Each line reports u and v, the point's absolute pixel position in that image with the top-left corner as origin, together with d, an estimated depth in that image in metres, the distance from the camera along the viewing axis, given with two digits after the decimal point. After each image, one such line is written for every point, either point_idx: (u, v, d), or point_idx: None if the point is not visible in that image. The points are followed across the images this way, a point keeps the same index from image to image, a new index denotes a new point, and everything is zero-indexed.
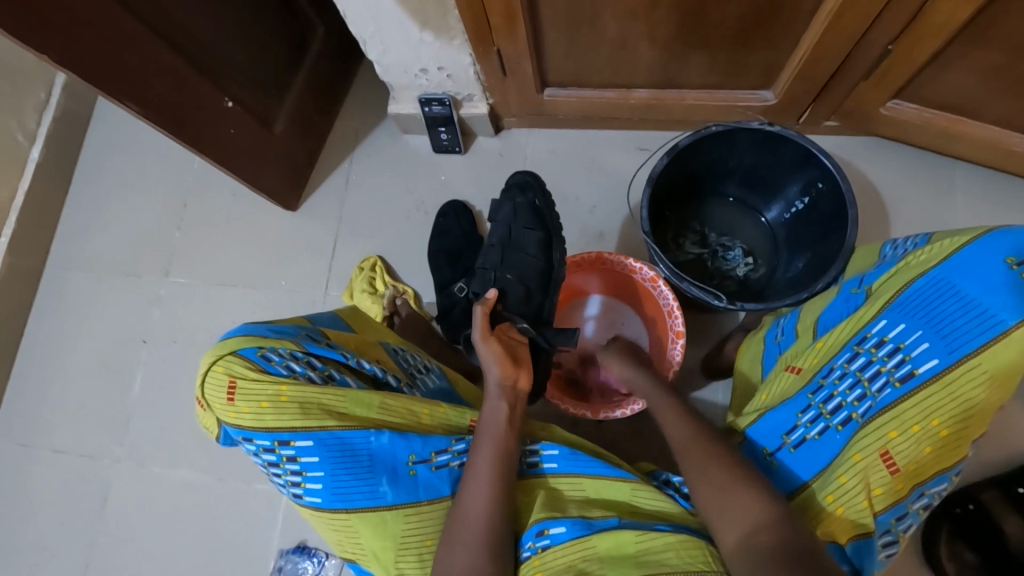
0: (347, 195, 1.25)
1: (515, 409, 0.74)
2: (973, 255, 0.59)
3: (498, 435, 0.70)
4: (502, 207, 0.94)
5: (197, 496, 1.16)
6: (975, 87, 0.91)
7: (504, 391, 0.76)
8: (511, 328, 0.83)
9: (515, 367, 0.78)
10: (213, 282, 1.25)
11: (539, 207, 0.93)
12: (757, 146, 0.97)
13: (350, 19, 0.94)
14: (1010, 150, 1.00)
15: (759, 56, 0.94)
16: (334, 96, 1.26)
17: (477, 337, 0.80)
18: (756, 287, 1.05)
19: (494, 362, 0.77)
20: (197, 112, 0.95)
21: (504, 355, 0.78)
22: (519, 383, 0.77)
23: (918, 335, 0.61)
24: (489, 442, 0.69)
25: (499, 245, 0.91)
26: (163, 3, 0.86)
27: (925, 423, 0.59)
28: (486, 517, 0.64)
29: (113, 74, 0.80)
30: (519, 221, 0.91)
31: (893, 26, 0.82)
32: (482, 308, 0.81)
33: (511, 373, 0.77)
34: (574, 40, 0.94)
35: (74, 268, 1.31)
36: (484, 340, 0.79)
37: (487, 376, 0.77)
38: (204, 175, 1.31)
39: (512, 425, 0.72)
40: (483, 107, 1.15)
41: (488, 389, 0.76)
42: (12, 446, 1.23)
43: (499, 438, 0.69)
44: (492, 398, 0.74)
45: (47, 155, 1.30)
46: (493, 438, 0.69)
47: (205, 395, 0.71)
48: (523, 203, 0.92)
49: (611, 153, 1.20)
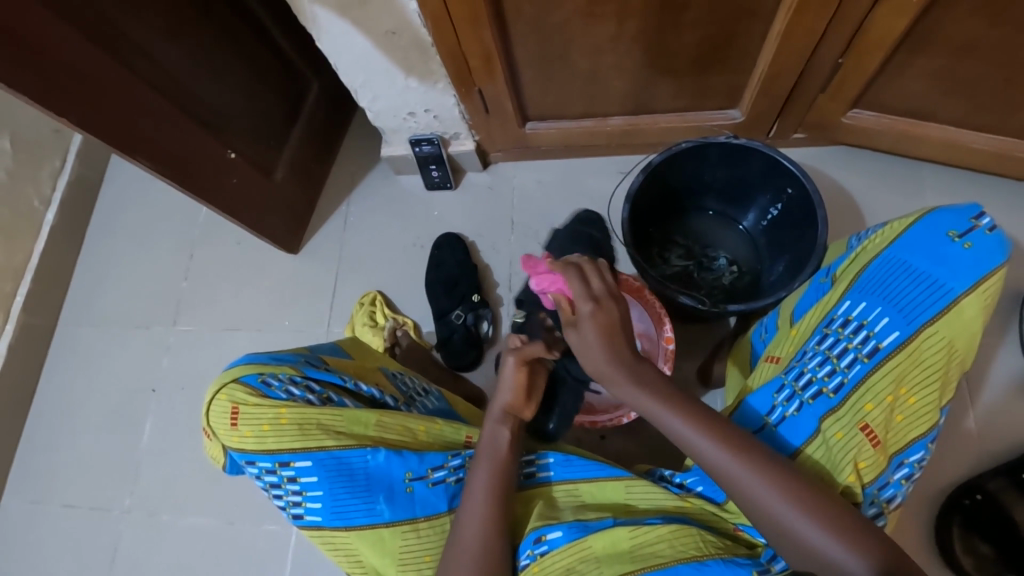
0: (346, 236, 1.31)
1: (517, 437, 0.74)
2: (921, 234, 0.67)
3: (498, 457, 0.70)
4: (562, 235, 1.13)
5: (207, 541, 1.16)
6: (925, 92, 0.97)
7: (507, 417, 0.74)
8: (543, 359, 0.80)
9: (527, 401, 0.76)
10: (220, 328, 1.30)
11: (596, 237, 1.10)
12: (726, 159, 1.03)
13: (342, 71, 1.02)
14: (969, 148, 1.05)
15: (721, 79, 1.01)
16: (330, 144, 1.34)
17: (511, 358, 0.76)
18: (742, 293, 1.08)
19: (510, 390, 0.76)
20: (203, 164, 1.01)
21: (523, 387, 0.76)
22: (524, 414, 0.76)
23: (878, 311, 0.67)
24: (487, 464, 0.69)
25: (554, 263, 1.08)
26: (171, 68, 0.95)
27: (895, 391, 0.64)
28: (483, 533, 0.65)
29: (124, 133, 0.87)
30: (575, 246, 1.09)
31: (839, 41, 0.89)
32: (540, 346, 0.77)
33: (520, 406, 0.75)
34: (548, 76, 1.01)
35: (86, 324, 1.35)
36: (515, 365, 0.76)
37: (495, 398, 0.76)
38: (209, 227, 1.38)
39: (512, 455, 0.71)
40: (469, 143, 1.22)
41: (491, 412, 0.75)
42: (23, 503, 1.24)
43: (497, 463, 0.70)
44: (493, 424, 0.73)
45: (60, 217, 1.37)
46: (491, 462, 0.70)
47: (209, 423, 0.73)
48: (581, 233, 1.11)
49: (594, 179, 1.26)
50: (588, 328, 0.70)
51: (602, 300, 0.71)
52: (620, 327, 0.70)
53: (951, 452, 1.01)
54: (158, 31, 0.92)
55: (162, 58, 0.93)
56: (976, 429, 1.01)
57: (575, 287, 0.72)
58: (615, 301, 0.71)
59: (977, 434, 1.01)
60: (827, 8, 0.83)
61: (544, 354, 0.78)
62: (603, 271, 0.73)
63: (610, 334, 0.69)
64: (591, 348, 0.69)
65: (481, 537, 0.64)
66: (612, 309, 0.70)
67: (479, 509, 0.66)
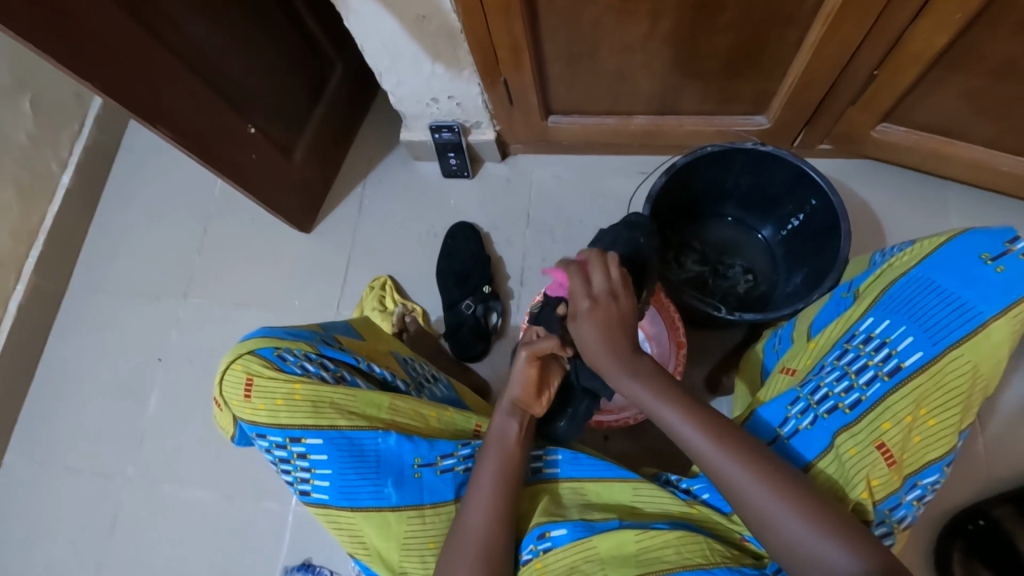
0: (360, 219, 1.30)
1: (524, 432, 0.73)
2: (951, 255, 0.66)
3: (506, 448, 0.69)
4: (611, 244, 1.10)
5: (205, 514, 1.17)
6: (958, 111, 0.95)
7: (515, 410, 0.73)
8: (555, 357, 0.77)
9: (537, 396, 0.75)
10: (229, 303, 1.30)
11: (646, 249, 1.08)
12: (751, 166, 1.02)
13: (368, 53, 1.01)
14: (999, 170, 1.03)
15: (751, 84, 0.99)
16: (350, 126, 1.33)
17: (522, 352, 0.74)
18: (756, 302, 1.07)
19: (520, 382, 0.74)
20: (223, 139, 1.01)
21: (533, 381, 0.74)
22: (534, 410, 0.75)
23: (902, 330, 0.66)
24: (494, 454, 0.69)
25: None
26: (196, 39, 0.94)
27: (914, 412, 0.63)
28: (488, 525, 0.65)
29: (148, 103, 0.87)
30: None
31: (874, 54, 0.88)
32: (548, 343, 0.73)
33: (530, 400, 0.74)
34: (575, 71, 1.00)
35: (97, 291, 1.36)
36: (526, 359, 0.74)
37: (506, 389, 0.75)
38: (224, 201, 1.37)
39: (521, 445, 0.71)
40: (490, 133, 1.21)
41: (501, 402, 0.74)
42: (26, 464, 1.25)
43: (507, 454, 0.69)
44: (503, 414, 0.73)
45: (76, 182, 1.36)
46: (500, 451, 0.69)
47: (221, 393, 0.73)
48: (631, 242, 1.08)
49: (613, 177, 1.25)
50: (586, 324, 0.69)
51: (601, 298, 0.69)
52: (619, 326, 0.68)
53: (956, 475, 1.00)
54: (186, 1, 0.91)
55: (189, 30, 0.92)
56: (983, 455, 1.01)
57: (575, 280, 0.70)
58: (617, 299, 0.69)
59: (984, 458, 1.01)
60: (867, 18, 0.81)
61: (557, 349, 0.74)
62: (607, 267, 0.70)
63: (609, 332, 0.68)
64: (589, 343, 0.69)
65: (484, 527, 0.65)
66: (612, 308, 0.68)
67: (484, 498, 0.66)
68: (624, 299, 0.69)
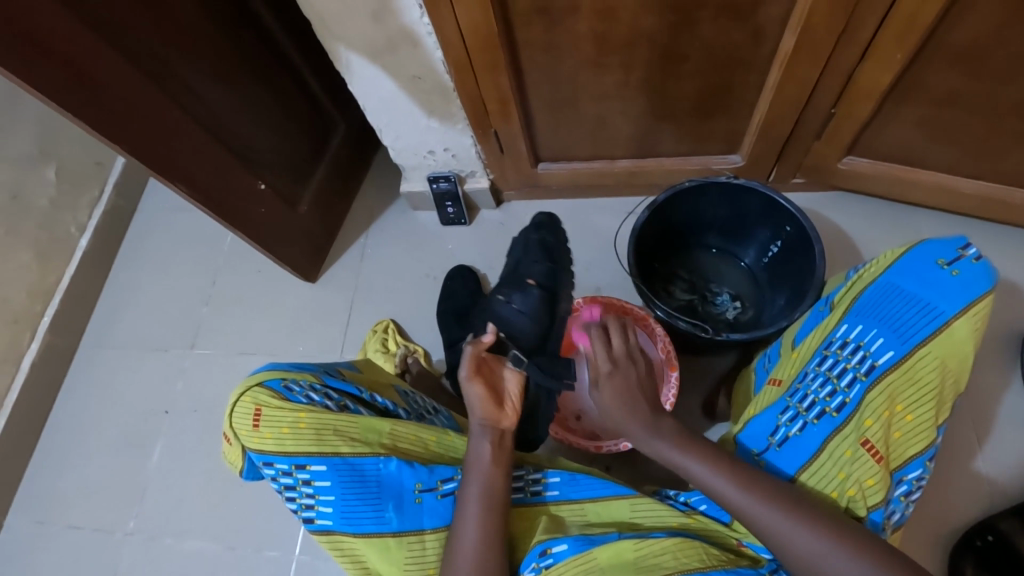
0: (362, 265, 1.37)
1: (501, 446, 0.74)
2: (913, 262, 0.71)
3: (485, 470, 0.71)
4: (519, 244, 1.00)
5: (207, 568, 1.16)
6: (914, 141, 1.03)
7: (488, 429, 0.74)
8: (502, 366, 0.79)
9: (499, 408, 0.76)
10: (236, 352, 1.33)
11: (549, 244, 0.97)
12: (727, 198, 1.08)
13: (369, 113, 1.11)
14: (962, 193, 1.10)
15: (721, 125, 1.08)
16: (352, 182, 1.42)
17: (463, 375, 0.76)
18: (745, 327, 1.12)
19: (478, 403, 0.75)
20: (235, 193, 1.09)
21: (489, 396, 0.75)
22: (504, 422, 0.75)
23: (874, 333, 0.70)
24: (476, 477, 0.70)
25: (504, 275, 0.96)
26: (213, 105, 1.04)
27: (891, 408, 0.67)
28: (479, 550, 0.66)
29: (166, 163, 0.95)
30: (528, 257, 0.95)
31: (830, 93, 0.97)
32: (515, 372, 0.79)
33: (494, 414, 0.75)
34: (559, 120, 1.09)
35: (107, 346, 1.40)
36: (468, 378, 0.76)
37: (470, 415, 0.76)
38: (232, 256, 1.44)
39: (499, 464, 0.72)
40: (484, 181, 1.29)
41: (471, 427, 0.75)
42: (29, 524, 1.25)
43: (486, 475, 0.71)
44: (474, 435, 0.74)
45: (93, 244, 1.44)
46: (480, 476, 0.71)
47: (230, 425, 0.75)
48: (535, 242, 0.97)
49: (600, 217, 1.32)
50: (607, 390, 0.76)
51: (621, 361, 0.77)
52: (638, 387, 0.75)
53: (957, 491, 1.00)
54: (205, 73, 1.01)
55: (207, 97, 1.02)
56: (984, 469, 1.01)
57: (598, 346, 0.78)
58: (634, 362, 0.77)
59: (984, 473, 1.01)
60: (817, 61, 0.90)
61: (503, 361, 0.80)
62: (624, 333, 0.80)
63: None
64: (609, 406, 0.75)
65: (482, 545, 0.66)
66: (632, 373, 0.76)
67: (473, 515, 0.68)
68: (642, 364, 0.78)
